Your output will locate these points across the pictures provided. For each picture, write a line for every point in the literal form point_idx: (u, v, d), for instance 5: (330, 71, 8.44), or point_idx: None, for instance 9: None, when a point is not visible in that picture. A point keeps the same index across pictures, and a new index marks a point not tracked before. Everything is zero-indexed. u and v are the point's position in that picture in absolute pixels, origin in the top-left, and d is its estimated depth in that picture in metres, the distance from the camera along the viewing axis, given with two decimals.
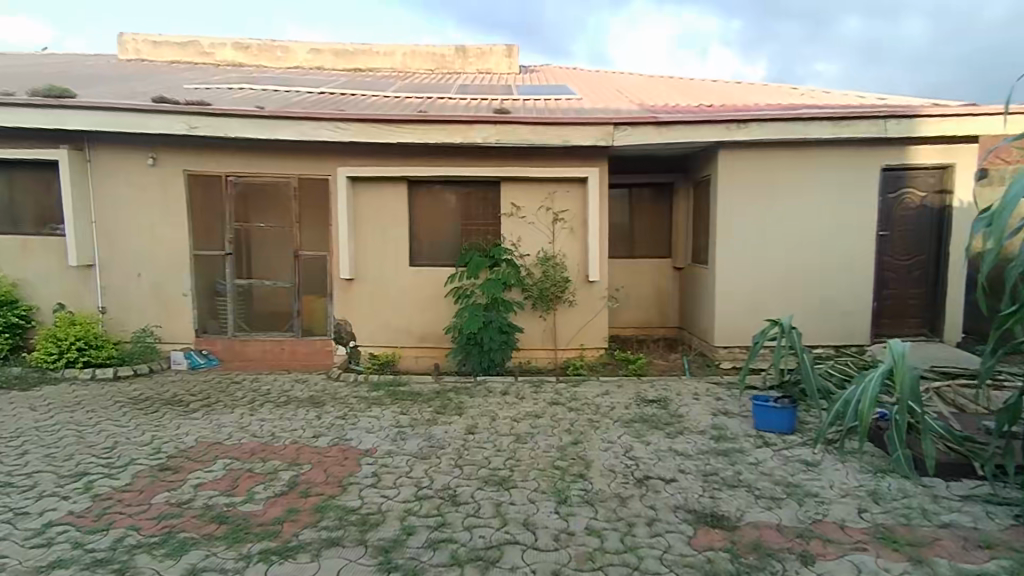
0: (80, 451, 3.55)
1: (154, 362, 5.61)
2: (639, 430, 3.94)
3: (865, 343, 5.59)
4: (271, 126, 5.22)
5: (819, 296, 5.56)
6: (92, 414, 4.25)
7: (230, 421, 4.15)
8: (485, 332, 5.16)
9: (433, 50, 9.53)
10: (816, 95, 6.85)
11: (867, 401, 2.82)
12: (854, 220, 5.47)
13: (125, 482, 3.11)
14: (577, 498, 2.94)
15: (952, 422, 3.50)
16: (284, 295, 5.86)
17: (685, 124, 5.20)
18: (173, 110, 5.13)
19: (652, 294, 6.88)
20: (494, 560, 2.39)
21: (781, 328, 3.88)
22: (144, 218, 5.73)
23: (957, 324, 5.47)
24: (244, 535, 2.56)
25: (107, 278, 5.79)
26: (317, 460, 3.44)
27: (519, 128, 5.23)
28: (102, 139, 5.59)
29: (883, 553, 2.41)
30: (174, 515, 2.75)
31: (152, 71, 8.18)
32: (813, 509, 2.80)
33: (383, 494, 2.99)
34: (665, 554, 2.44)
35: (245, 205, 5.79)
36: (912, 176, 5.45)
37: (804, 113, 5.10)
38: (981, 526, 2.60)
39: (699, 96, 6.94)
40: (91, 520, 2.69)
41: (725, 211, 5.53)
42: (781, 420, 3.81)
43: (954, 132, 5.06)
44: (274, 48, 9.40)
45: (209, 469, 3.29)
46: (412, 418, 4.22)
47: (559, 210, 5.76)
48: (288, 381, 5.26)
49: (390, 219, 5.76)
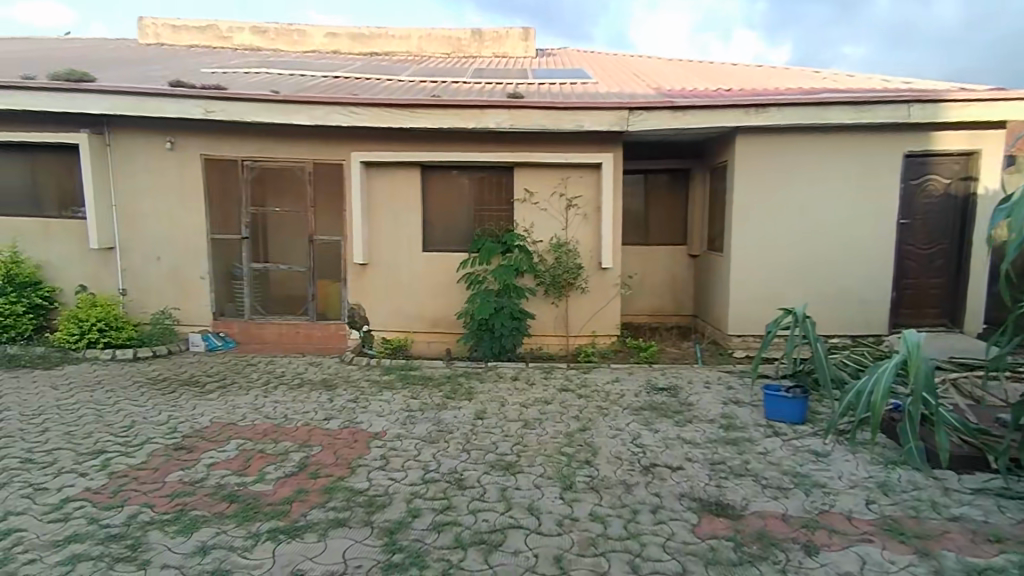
0: (99, 429, 3.64)
1: (172, 343, 5.72)
2: (648, 418, 3.94)
3: (882, 333, 5.50)
4: (285, 111, 5.24)
5: (837, 284, 5.47)
6: (111, 393, 4.36)
7: (245, 403, 4.22)
8: (496, 318, 5.17)
9: (450, 34, 9.47)
10: (839, 79, 6.69)
11: (880, 392, 2.77)
12: (873, 207, 5.35)
13: (141, 460, 3.19)
14: (583, 485, 2.95)
15: (967, 414, 3.44)
16: (298, 279, 5.93)
17: (701, 109, 5.11)
18: (190, 94, 5.17)
19: (666, 280, 6.82)
20: (497, 544, 2.41)
21: (794, 318, 3.82)
22: (162, 202, 5.81)
23: (978, 314, 5.35)
24: (253, 514, 2.61)
25: (127, 261, 5.89)
26: (327, 442, 3.50)
27: (533, 112, 5.18)
28: (120, 123, 5.66)
29: (889, 545, 2.38)
30: (187, 493, 2.82)
31: (171, 55, 8.25)
32: (820, 500, 2.78)
33: (390, 476, 3.03)
34: (668, 541, 2.44)
35: (261, 189, 5.85)
36: (935, 163, 5.32)
37: (824, 97, 4.98)
38: (992, 520, 2.56)
39: (717, 80, 6.81)
40: (107, 496, 2.77)
41: (741, 197, 5.44)
42: (793, 410, 3.77)
43: (981, 117, 4.91)
44: (291, 32, 9.41)
45: (222, 449, 3.36)
46: (422, 402, 4.26)
47: (573, 196, 5.72)
48: (302, 364, 5.33)
49: (403, 204, 5.77)
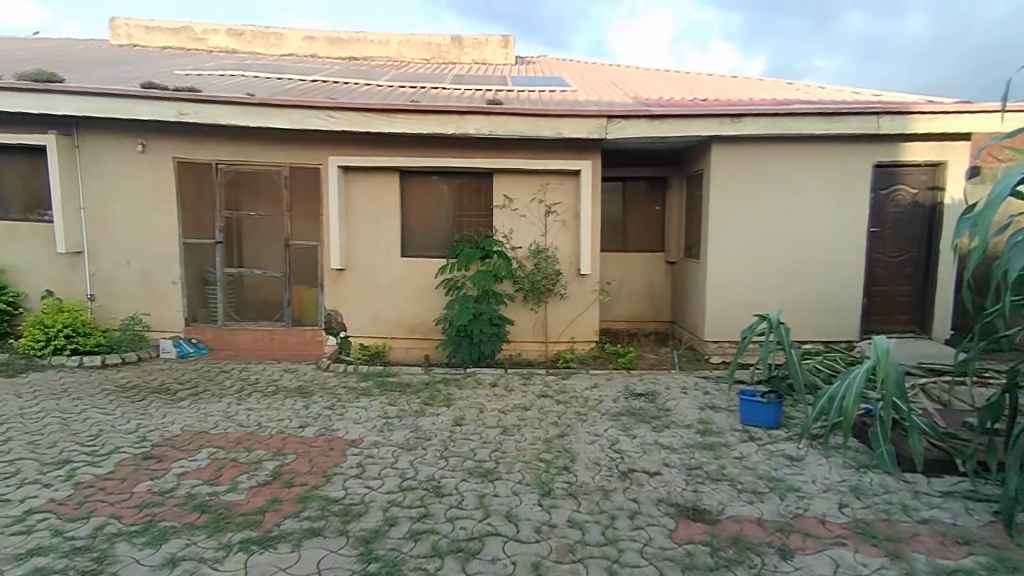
0: (65, 438, 3.54)
1: (142, 350, 5.58)
2: (626, 423, 3.96)
3: (854, 339, 5.61)
4: (262, 114, 5.17)
5: (810, 291, 5.57)
6: (77, 401, 4.23)
7: (217, 410, 4.14)
8: (475, 325, 5.15)
9: (429, 39, 9.47)
10: (812, 90, 6.84)
11: (852, 397, 2.79)
12: (845, 216, 5.47)
13: (108, 470, 3.10)
14: (561, 491, 2.95)
15: (936, 419, 3.52)
16: (274, 285, 5.85)
17: (678, 117, 5.18)
18: (163, 96, 5.07)
19: (644, 286, 6.87)
20: (475, 552, 2.39)
21: (769, 324, 3.86)
22: (133, 205, 5.68)
23: (946, 321, 5.49)
24: (225, 524, 2.55)
25: (95, 266, 5.74)
26: (302, 450, 3.44)
27: (512, 119, 5.20)
28: (90, 124, 5.52)
29: (861, 548, 2.42)
30: (155, 503, 2.75)
31: (144, 57, 8.10)
32: (795, 504, 2.81)
33: (366, 485, 2.99)
34: (646, 547, 2.44)
35: (236, 193, 5.77)
36: (904, 173, 5.46)
37: (797, 108, 5.08)
38: (960, 522, 2.62)
39: (694, 89, 6.91)
40: (72, 508, 2.68)
41: (717, 205, 5.52)
42: (768, 415, 3.81)
43: (948, 129, 5.05)
44: (268, 35, 9.32)
45: (193, 458, 3.28)
46: (400, 409, 4.22)
47: (552, 203, 5.74)
48: (277, 371, 5.24)
49: (381, 209, 5.73)
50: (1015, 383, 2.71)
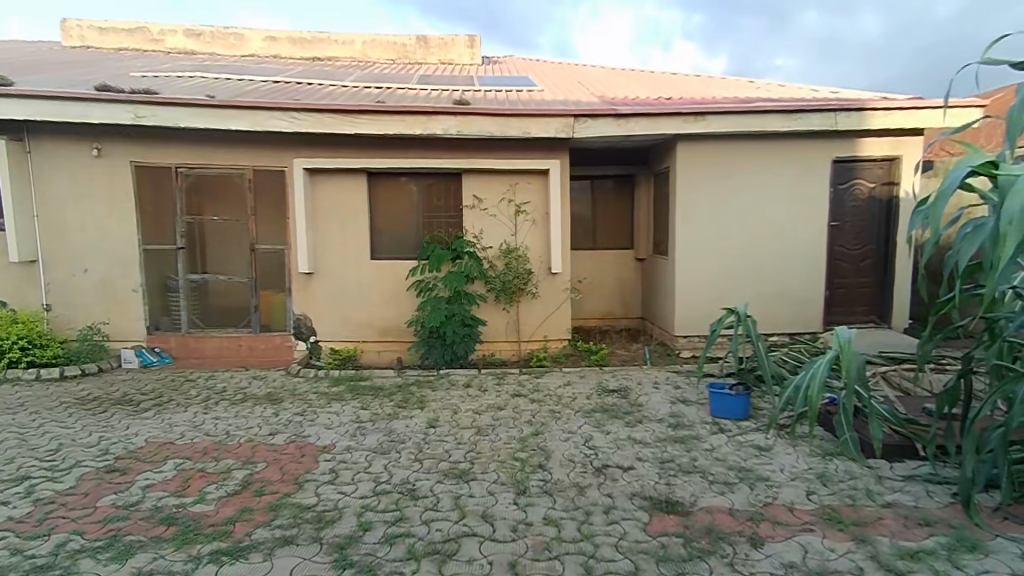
0: (23, 454, 3.41)
1: (103, 360, 5.41)
2: (600, 420, 3.99)
3: (817, 330, 5.76)
4: (224, 115, 5.06)
5: (775, 285, 5.70)
6: (35, 416, 4.08)
7: (183, 421, 4.03)
8: (448, 326, 5.12)
9: (395, 39, 9.40)
10: (772, 88, 6.99)
11: (816, 386, 2.82)
12: (806, 211, 5.61)
13: (69, 485, 3.00)
14: (537, 489, 2.96)
15: (896, 405, 3.64)
16: (239, 290, 5.73)
17: (643, 116, 5.23)
18: (119, 99, 4.92)
19: (615, 284, 6.95)
20: (451, 553, 2.38)
21: (736, 317, 3.91)
22: (89, 213, 5.51)
23: (904, 311, 5.67)
24: (193, 537, 2.49)
25: (51, 275, 5.54)
26: (272, 458, 3.37)
27: (480, 118, 5.19)
28: (41, 127, 5.32)
29: (829, 534, 2.48)
30: (120, 517, 2.66)
31: (98, 58, 7.84)
32: (764, 494, 2.87)
33: (340, 490, 2.95)
34: (621, 541, 2.47)
35: (198, 197, 5.64)
36: (861, 168, 5.61)
37: (758, 106, 5.19)
38: (921, 504, 2.72)
39: (658, 88, 7.00)
40: (32, 525, 2.58)
41: (684, 202, 5.60)
42: (736, 407, 3.89)
43: (900, 125, 5.23)
44: (228, 35, 9.12)
45: (159, 470, 3.19)
46: (373, 413, 4.17)
47: (521, 202, 5.75)
48: (245, 379, 5.14)
49: (349, 212, 5.66)
50: (970, 369, 2.81)
